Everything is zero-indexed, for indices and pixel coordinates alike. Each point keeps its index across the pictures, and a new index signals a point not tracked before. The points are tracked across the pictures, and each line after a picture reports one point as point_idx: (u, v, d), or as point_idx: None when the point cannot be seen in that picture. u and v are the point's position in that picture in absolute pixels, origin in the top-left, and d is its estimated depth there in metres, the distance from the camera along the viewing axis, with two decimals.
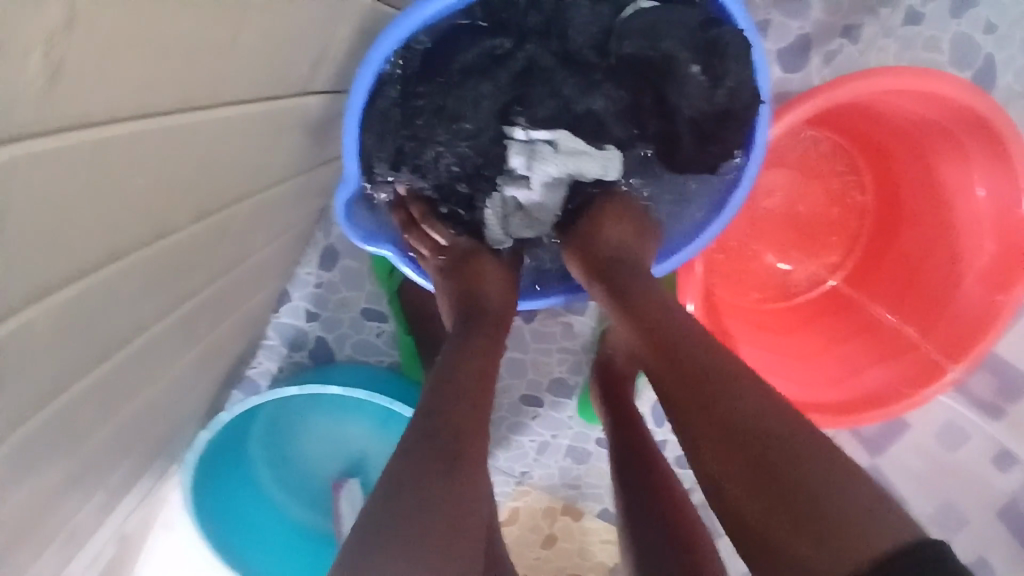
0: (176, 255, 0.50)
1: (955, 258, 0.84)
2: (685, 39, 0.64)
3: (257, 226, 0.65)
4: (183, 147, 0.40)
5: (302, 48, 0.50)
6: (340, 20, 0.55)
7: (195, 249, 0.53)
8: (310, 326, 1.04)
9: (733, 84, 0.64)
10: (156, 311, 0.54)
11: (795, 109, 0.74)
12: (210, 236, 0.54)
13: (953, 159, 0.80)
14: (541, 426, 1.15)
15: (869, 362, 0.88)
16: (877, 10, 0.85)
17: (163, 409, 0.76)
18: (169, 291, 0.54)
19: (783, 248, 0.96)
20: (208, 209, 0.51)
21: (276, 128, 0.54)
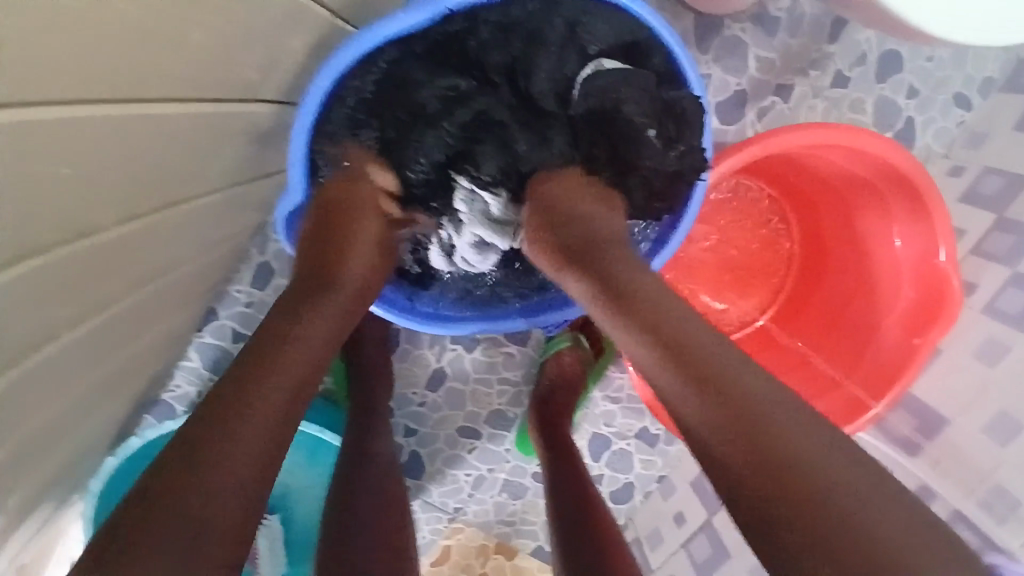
0: (96, 259, 0.47)
1: (877, 302, 0.88)
2: (644, 104, 0.66)
3: (191, 233, 0.62)
4: (89, 129, 0.38)
5: (241, 49, 0.48)
6: (292, 30, 0.54)
7: (118, 254, 0.50)
8: (236, 348, 0.98)
9: (684, 148, 0.67)
10: (70, 320, 0.50)
11: (733, 155, 0.77)
12: (126, 240, 0.50)
13: (874, 210, 0.86)
14: (478, 460, 1.12)
15: (800, 399, 0.90)
16: (807, 72, 0.92)
17: (69, 432, 0.70)
18: (87, 298, 0.50)
19: (718, 287, 0.99)
20: (124, 210, 0.47)
21: (207, 130, 0.51)
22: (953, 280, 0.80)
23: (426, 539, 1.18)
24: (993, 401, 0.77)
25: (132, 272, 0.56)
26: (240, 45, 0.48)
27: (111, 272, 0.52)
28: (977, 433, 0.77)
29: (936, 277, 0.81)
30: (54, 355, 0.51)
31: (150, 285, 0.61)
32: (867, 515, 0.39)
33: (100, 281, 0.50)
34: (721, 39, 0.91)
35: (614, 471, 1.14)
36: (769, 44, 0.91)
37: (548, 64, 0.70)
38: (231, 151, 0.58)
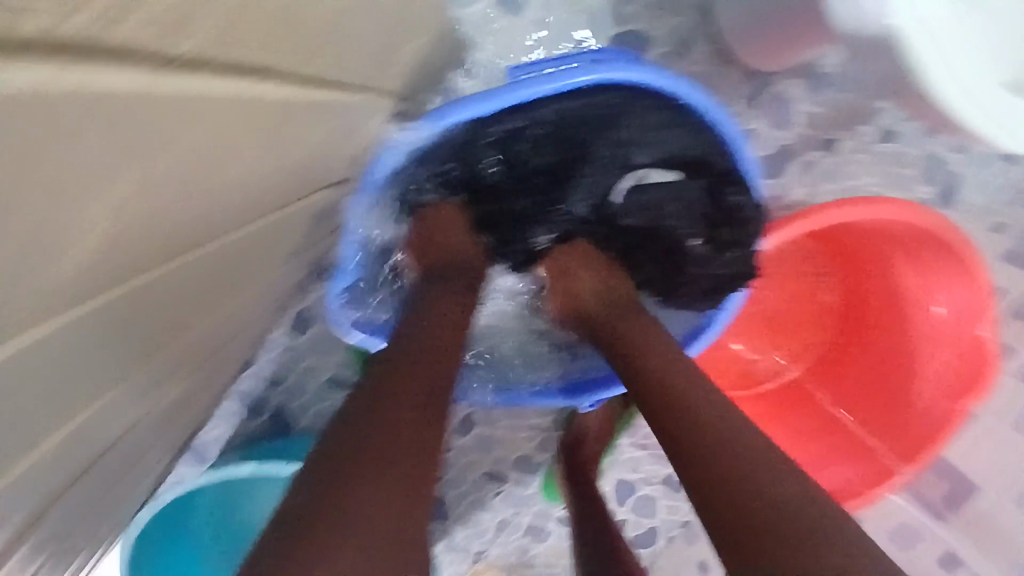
0: (167, 361, 0.47)
1: (913, 366, 0.86)
2: (683, 217, 0.77)
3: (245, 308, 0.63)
4: (176, 274, 0.38)
5: (320, 153, 0.48)
6: (353, 119, 0.52)
7: (183, 353, 0.50)
8: (271, 392, 0.98)
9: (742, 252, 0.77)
10: (136, 415, 0.50)
11: (784, 232, 0.76)
12: (195, 338, 0.50)
13: (918, 274, 0.84)
14: (503, 503, 1.11)
15: (831, 461, 0.90)
16: (853, 127, 0.91)
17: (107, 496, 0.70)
18: (155, 390, 0.51)
19: (748, 337, 1.01)
20: (198, 315, 0.47)
21: (277, 226, 0.51)
22: (992, 349, 0.80)
23: None
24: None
25: (190, 360, 0.56)
26: (318, 149, 0.47)
27: (177, 366, 0.52)
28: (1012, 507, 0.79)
29: (976, 346, 0.81)
30: (117, 449, 0.52)
31: (203, 364, 0.62)
32: (808, 558, 0.36)
33: (167, 378, 0.51)
34: (768, 93, 0.90)
35: (639, 516, 1.14)
36: (816, 100, 0.90)
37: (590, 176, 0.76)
38: (290, 238, 0.58)
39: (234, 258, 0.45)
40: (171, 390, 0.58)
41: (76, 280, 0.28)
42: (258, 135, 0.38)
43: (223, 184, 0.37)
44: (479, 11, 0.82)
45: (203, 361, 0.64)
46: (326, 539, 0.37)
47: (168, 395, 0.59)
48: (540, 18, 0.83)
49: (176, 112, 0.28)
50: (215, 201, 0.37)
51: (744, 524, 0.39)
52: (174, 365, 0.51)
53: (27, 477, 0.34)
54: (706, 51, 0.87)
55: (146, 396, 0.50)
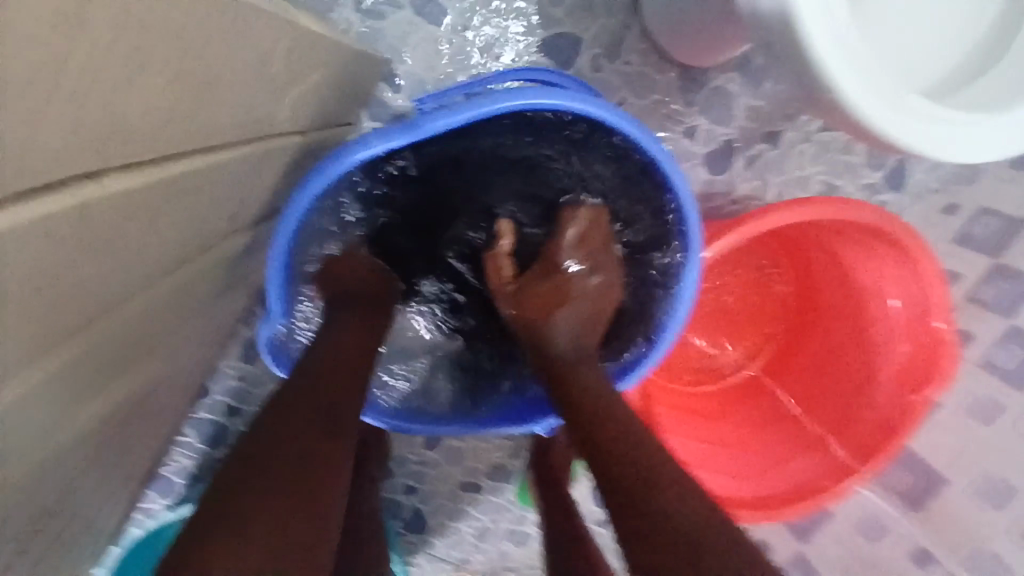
0: (81, 431, 0.46)
1: (870, 358, 0.86)
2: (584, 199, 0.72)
3: (178, 357, 0.62)
4: (69, 362, 0.36)
5: (231, 205, 0.47)
6: (269, 166, 0.51)
7: (100, 419, 0.49)
8: (230, 422, 0.98)
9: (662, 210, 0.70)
10: (60, 484, 0.49)
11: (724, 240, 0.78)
12: (112, 401, 0.49)
13: (869, 266, 0.84)
14: (480, 512, 1.11)
15: (792, 454, 0.89)
16: (796, 117, 0.90)
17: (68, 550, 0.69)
18: (79, 456, 0.50)
19: (712, 333, 1.00)
20: (107, 380, 0.45)
21: (193, 279, 0.49)
22: (948, 337, 0.79)
23: None
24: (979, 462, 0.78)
25: (121, 417, 0.55)
26: (228, 202, 0.46)
27: (99, 430, 0.51)
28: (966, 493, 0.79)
29: (929, 335, 0.81)
30: (40, 522, 0.51)
31: (135, 420, 0.61)
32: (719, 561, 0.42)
33: (89, 446, 0.50)
34: (707, 90, 0.89)
35: (617, 514, 1.14)
36: (756, 93, 0.89)
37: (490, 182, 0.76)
38: (213, 286, 0.57)
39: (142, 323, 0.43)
40: (105, 449, 0.56)
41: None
42: (160, 213, 0.36)
43: (125, 260, 0.35)
44: (398, 21, 0.81)
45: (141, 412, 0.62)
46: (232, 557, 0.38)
47: (104, 453, 0.57)
48: (462, 26, 0.82)
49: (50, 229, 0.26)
50: (117, 281, 0.35)
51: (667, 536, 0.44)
52: (95, 429, 0.49)
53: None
54: (639, 50, 0.86)
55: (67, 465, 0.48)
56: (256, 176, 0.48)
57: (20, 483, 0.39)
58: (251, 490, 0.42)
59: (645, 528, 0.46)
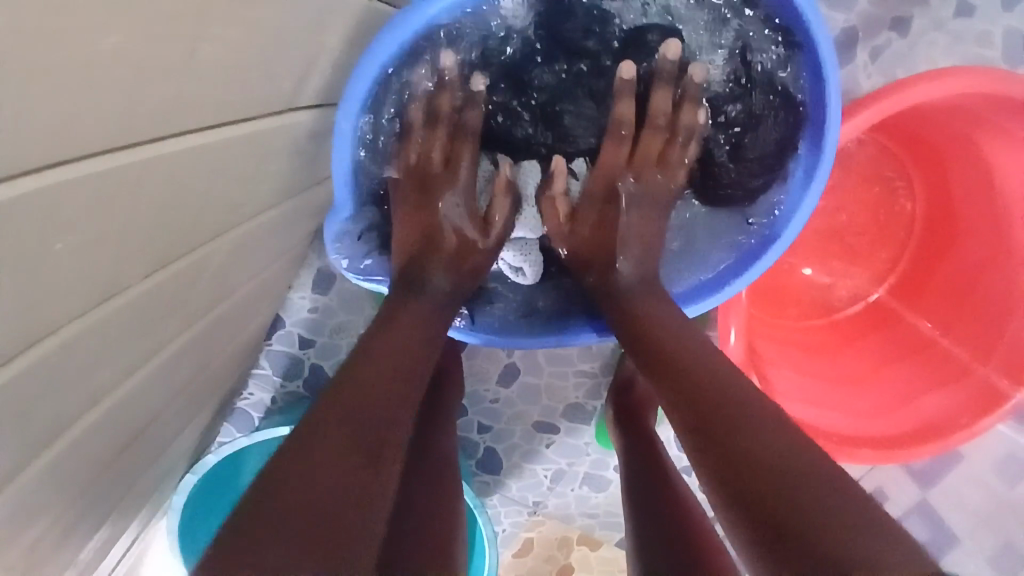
0: (138, 311, 0.41)
1: (1017, 273, 0.73)
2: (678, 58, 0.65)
3: (245, 261, 0.57)
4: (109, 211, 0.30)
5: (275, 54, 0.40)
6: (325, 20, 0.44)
7: (161, 307, 0.45)
8: (304, 354, 0.96)
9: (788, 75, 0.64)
10: (124, 375, 0.45)
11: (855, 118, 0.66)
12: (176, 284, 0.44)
13: (1018, 160, 0.71)
14: (556, 455, 1.06)
15: (923, 389, 0.79)
16: (927, 2, 0.77)
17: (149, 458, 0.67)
18: (143, 350, 0.46)
19: (823, 259, 0.88)
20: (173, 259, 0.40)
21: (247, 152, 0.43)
22: None
23: (507, 531, 1.13)
24: None
25: (190, 311, 0.50)
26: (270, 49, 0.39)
27: (166, 317, 0.46)
28: None
29: None
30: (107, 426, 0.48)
31: (203, 327, 0.57)
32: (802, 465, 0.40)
33: (153, 335, 0.46)
34: None
35: None
36: None
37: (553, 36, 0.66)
38: (275, 174, 0.52)
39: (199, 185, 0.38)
40: (180, 341, 0.53)
41: None
42: None
43: None
44: None
45: (212, 317, 0.58)
46: (260, 532, 0.34)
47: (182, 343, 0.54)
48: None
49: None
50: None
51: (772, 482, 0.39)
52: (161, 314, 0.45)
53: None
54: None
55: (134, 354, 0.44)
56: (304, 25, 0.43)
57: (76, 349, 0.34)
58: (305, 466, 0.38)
59: (747, 456, 0.41)
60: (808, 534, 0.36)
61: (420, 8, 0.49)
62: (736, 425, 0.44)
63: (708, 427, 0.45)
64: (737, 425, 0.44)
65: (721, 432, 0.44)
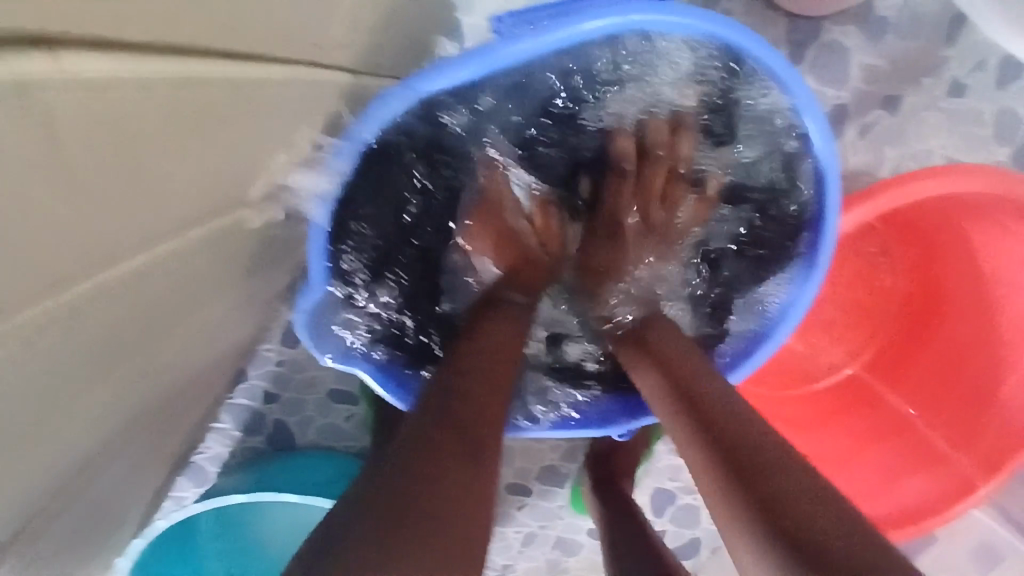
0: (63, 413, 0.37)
1: (1001, 362, 0.74)
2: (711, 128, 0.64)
3: (187, 338, 0.54)
4: None
5: None
6: None
7: (90, 403, 0.41)
8: (268, 409, 0.91)
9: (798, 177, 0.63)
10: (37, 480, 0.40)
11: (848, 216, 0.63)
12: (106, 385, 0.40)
13: (1003, 254, 0.71)
14: (528, 517, 1.03)
15: (902, 470, 0.78)
16: (919, 81, 0.77)
17: (75, 530, 0.63)
18: (57, 451, 0.41)
19: (802, 332, 0.89)
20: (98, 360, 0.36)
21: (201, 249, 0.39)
22: None
23: None
24: None
25: (124, 395, 0.47)
26: None
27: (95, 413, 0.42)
28: None
29: None
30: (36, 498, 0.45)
31: (150, 397, 0.55)
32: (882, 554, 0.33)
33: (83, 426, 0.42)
34: (818, 44, 0.77)
35: (678, 527, 1.04)
36: (874, 49, 0.77)
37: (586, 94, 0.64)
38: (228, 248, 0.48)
39: None
40: (111, 424, 0.49)
41: None
42: None
43: None
44: None
45: (151, 391, 0.54)
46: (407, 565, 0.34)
47: (114, 424, 0.51)
48: None
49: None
50: None
51: (754, 469, 0.39)
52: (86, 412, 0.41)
53: None
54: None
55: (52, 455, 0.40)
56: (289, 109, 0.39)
57: None
58: (421, 503, 0.37)
59: (736, 457, 0.41)
60: (817, 549, 0.33)
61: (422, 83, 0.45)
62: (719, 425, 0.44)
63: (714, 437, 0.43)
64: (718, 425, 0.44)
65: (717, 435, 0.43)
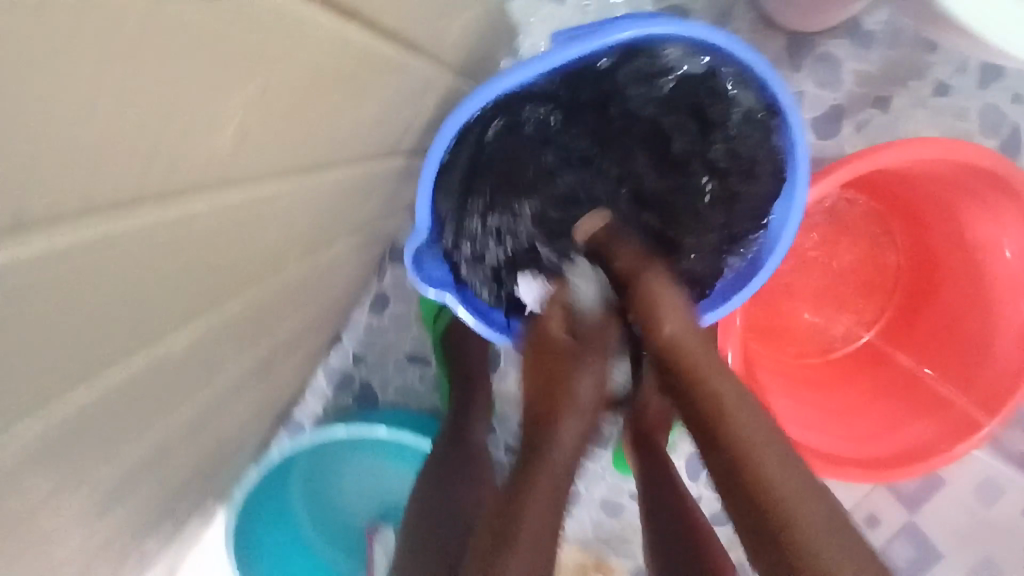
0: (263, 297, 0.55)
1: (993, 318, 0.84)
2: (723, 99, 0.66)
3: (323, 277, 0.72)
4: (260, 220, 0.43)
5: (386, 115, 0.53)
6: (424, 93, 0.58)
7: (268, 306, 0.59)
8: (356, 370, 1.08)
9: (768, 156, 0.67)
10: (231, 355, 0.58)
11: (836, 174, 0.77)
12: (282, 285, 0.57)
13: (985, 223, 0.83)
14: (576, 477, 1.16)
15: (908, 418, 0.89)
16: (906, 83, 0.91)
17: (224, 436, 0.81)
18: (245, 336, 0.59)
19: (818, 304, 0.99)
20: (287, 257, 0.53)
21: (350, 186, 0.56)
22: None
23: None
24: None
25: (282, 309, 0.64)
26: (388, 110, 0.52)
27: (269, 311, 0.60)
28: None
29: None
30: (220, 374, 0.63)
31: (291, 321, 0.72)
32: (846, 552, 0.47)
33: (263, 320, 0.60)
34: (815, 56, 0.92)
35: (713, 492, 1.15)
36: (864, 58, 0.91)
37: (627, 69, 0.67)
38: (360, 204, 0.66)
39: (325, 204, 0.53)
40: (268, 336, 0.67)
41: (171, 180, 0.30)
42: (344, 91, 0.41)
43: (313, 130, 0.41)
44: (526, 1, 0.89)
45: (293, 317, 0.72)
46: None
47: (270, 336, 0.68)
48: (584, 4, 0.90)
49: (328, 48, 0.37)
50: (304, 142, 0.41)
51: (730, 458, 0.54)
52: (266, 308, 0.58)
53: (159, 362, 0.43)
54: (747, 19, 0.92)
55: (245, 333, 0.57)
56: (419, 93, 0.56)
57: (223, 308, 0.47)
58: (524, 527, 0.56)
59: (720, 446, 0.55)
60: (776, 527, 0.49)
61: (496, 82, 0.59)
62: (710, 414, 0.57)
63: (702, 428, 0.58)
64: (708, 414, 0.57)
65: (707, 423, 0.57)
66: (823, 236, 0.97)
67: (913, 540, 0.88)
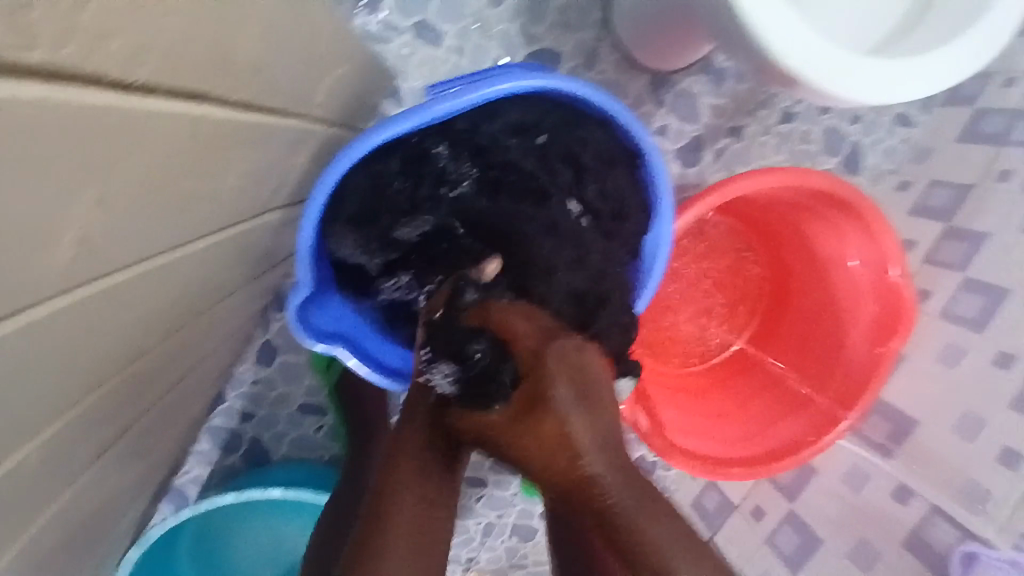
0: (136, 380, 0.50)
1: (843, 321, 0.94)
2: (594, 147, 0.70)
3: (200, 342, 0.66)
4: (135, 312, 0.39)
5: (267, 173, 0.50)
6: (301, 146, 0.55)
7: (142, 386, 0.53)
8: (244, 427, 1.01)
9: (632, 195, 0.72)
10: (100, 445, 0.52)
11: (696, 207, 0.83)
12: (156, 361, 0.52)
13: (830, 237, 0.93)
14: (487, 508, 1.16)
15: (779, 417, 0.97)
16: (755, 113, 1.00)
17: (97, 527, 0.72)
18: (115, 422, 0.53)
19: (695, 318, 1.06)
20: (162, 334, 0.48)
21: (230, 248, 0.53)
22: (907, 294, 0.87)
23: None
24: (957, 404, 0.85)
25: (156, 384, 0.58)
26: (269, 169, 0.50)
27: (142, 391, 0.54)
28: (946, 433, 0.85)
29: (893, 294, 0.88)
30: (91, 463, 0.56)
31: (168, 393, 0.66)
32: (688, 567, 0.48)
33: (136, 400, 0.54)
34: (674, 93, 0.98)
35: None
36: (717, 93, 0.99)
37: (502, 119, 0.69)
38: (238, 264, 0.62)
39: (205, 272, 0.49)
40: (142, 415, 0.60)
41: (57, 292, 0.27)
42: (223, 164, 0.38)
43: (193, 212, 0.38)
44: (400, 44, 0.90)
45: (170, 388, 0.66)
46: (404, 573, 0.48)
47: (147, 412, 0.62)
48: (459, 43, 0.91)
49: (219, 128, 0.35)
50: (186, 223, 0.38)
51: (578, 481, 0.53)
52: (138, 389, 0.53)
53: (21, 478, 0.38)
54: (612, 59, 0.96)
55: (116, 419, 0.52)
56: (295, 146, 0.54)
57: (90, 404, 0.42)
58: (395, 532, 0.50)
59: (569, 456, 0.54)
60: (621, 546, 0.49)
61: (371, 136, 0.59)
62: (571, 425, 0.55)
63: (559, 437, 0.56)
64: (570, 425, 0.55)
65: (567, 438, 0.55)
66: (695, 254, 1.04)
67: (795, 528, 0.94)
